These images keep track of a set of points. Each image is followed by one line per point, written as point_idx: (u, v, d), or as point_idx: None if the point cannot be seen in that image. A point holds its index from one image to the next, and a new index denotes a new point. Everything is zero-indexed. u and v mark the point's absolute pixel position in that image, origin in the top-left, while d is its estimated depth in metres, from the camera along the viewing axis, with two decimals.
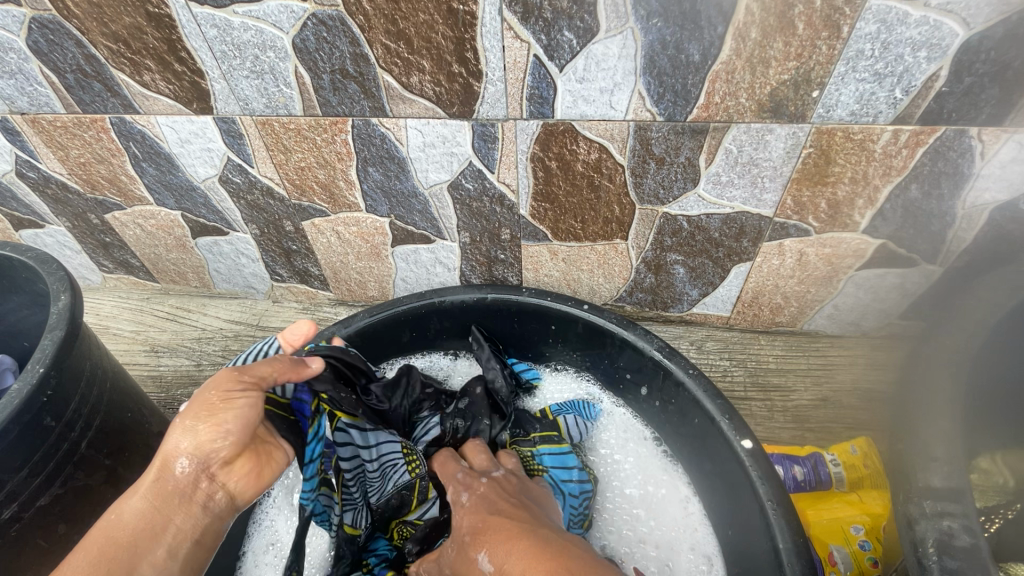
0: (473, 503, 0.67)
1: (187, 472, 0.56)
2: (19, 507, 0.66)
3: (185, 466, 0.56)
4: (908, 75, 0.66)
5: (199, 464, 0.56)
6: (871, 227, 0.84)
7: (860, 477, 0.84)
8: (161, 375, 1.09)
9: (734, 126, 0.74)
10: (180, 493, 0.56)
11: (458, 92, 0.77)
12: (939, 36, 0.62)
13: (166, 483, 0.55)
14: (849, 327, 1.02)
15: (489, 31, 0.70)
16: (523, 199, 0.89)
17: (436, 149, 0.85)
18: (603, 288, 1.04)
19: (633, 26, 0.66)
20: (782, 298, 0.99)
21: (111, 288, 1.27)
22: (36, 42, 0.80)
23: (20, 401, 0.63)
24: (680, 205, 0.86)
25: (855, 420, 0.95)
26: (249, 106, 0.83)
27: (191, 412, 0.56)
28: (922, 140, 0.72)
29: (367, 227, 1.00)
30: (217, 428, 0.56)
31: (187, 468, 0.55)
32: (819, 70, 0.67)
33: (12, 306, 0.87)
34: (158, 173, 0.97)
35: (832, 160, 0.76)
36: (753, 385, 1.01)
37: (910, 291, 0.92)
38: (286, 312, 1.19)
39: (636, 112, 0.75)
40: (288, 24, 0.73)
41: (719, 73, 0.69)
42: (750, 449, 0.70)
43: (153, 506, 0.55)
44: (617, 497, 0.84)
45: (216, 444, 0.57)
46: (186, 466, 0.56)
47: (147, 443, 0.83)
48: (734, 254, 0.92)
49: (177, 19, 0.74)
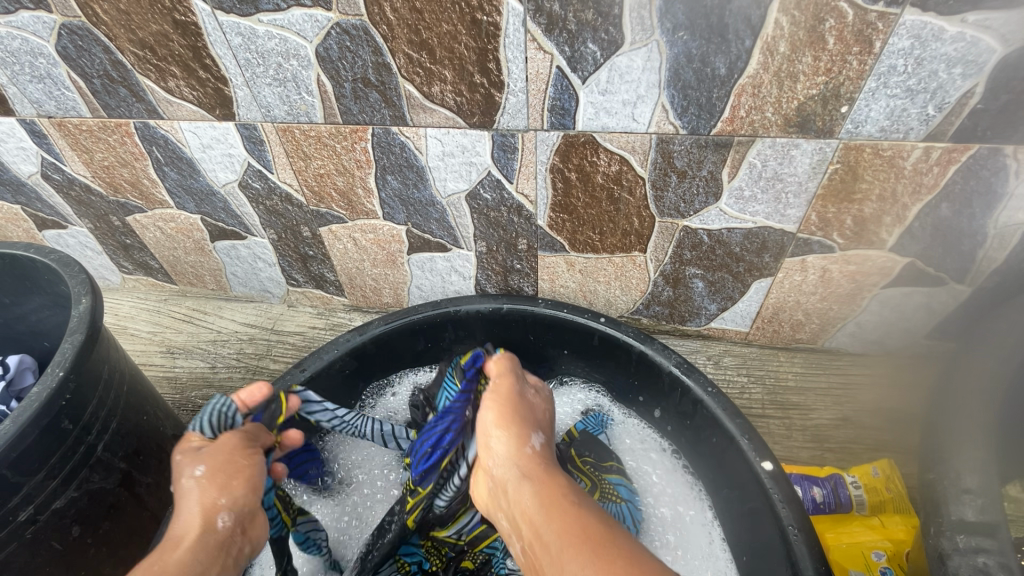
0: (534, 410, 0.71)
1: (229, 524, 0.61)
2: (35, 510, 0.66)
3: (225, 520, 0.61)
4: (941, 91, 0.64)
5: (236, 517, 0.62)
6: (898, 246, 0.82)
7: (882, 500, 0.82)
8: (176, 376, 1.09)
9: (760, 140, 0.73)
10: (221, 545, 0.59)
11: (478, 102, 0.76)
12: (976, 52, 0.61)
13: (207, 535, 0.59)
14: (872, 346, 0.99)
15: (512, 42, 0.69)
16: (541, 210, 0.89)
17: (455, 158, 0.84)
18: (620, 301, 1.03)
19: (659, 39, 0.66)
20: (803, 315, 0.97)
21: (130, 289, 1.29)
22: (65, 47, 0.81)
23: (39, 404, 0.64)
24: (701, 218, 0.85)
25: (878, 441, 0.93)
26: (271, 113, 0.83)
27: (219, 471, 0.64)
28: (955, 158, 0.70)
29: (383, 235, 1.00)
30: (246, 481, 0.65)
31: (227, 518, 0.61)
32: (850, 85, 0.66)
33: (33, 307, 0.88)
34: (179, 178, 0.97)
35: (860, 177, 0.74)
36: (772, 403, 0.99)
37: (937, 311, 0.90)
38: (301, 317, 1.19)
39: (659, 125, 0.74)
40: (313, 33, 0.73)
41: (746, 86, 0.68)
42: (771, 471, 0.68)
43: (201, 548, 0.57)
44: (651, 517, 0.81)
45: (247, 498, 0.64)
46: (225, 520, 0.61)
47: (161, 446, 0.84)
48: (755, 269, 0.90)
49: (202, 27, 0.75)
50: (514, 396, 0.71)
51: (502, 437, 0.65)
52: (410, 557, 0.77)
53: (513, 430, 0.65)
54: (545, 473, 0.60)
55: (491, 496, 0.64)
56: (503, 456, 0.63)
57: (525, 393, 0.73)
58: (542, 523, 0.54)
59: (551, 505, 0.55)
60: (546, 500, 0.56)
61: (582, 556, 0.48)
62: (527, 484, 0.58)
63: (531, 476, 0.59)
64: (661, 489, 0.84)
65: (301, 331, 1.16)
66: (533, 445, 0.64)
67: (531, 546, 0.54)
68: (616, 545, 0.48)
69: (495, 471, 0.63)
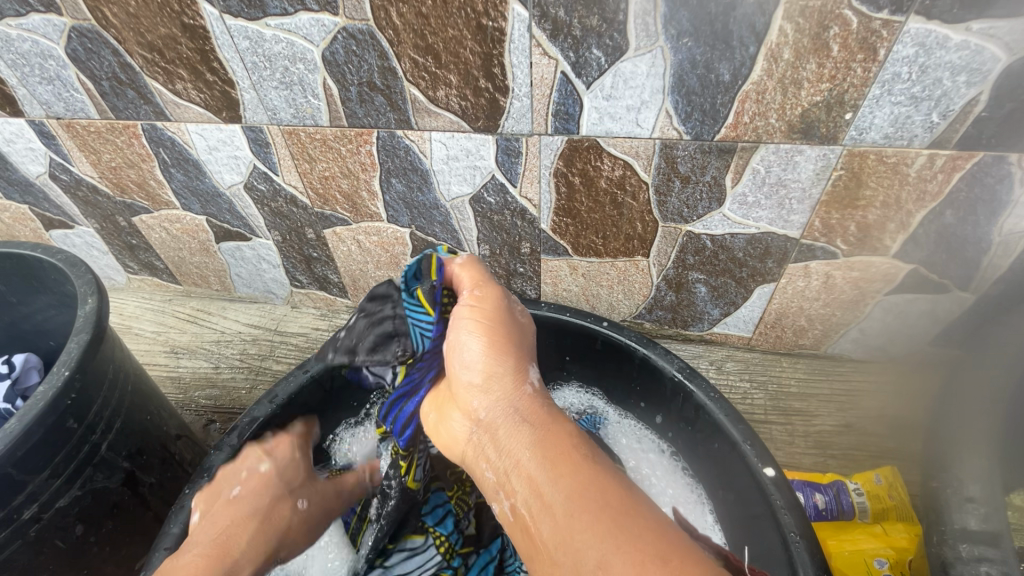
0: (525, 340, 0.61)
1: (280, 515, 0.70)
2: (39, 508, 0.67)
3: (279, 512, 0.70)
4: (946, 99, 0.64)
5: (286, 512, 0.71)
6: (902, 252, 0.81)
7: (883, 508, 0.82)
8: (180, 376, 1.10)
9: (763, 146, 0.73)
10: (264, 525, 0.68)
11: (483, 107, 0.77)
12: (981, 60, 0.61)
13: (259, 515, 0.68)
14: (875, 352, 0.99)
15: (517, 48, 0.69)
16: (544, 214, 0.89)
17: (460, 162, 0.85)
18: (622, 305, 1.03)
19: (663, 45, 0.66)
20: (806, 321, 0.96)
21: (135, 289, 1.29)
22: (75, 50, 0.81)
23: (45, 402, 0.64)
24: (704, 223, 0.85)
25: (881, 448, 0.92)
26: (277, 116, 0.84)
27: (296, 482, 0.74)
28: (959, 165, 0.70)
29: (387, 237, 1.00)
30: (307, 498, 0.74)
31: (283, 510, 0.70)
32: (854, 92, 0.66)
33: (39, 307, 0.89)
34: (186, 179, 0.98)
35: (863, 184, 0.74)
36: (774, 409, 0.98)
37: (941, 318, 0.90)
38: (304, 318, 1.20)
39: (663, 130, 0.74)
40: (319, 37, 0.73)
41: (750, 93, 0.68)
42: (773, 477, 0.68)
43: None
44: None
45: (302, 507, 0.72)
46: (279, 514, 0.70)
47: (165, 446, 0.84)
48: (758, 275, 0.90)
49: (210, 31, 0.75)
50: (499, 318, 0.59)
51: (494, 374, 0.56)
52: (445, 529, 0.75)
53: (502, 369, 0.56)
54: (548, 419, 0.53)
55: (472, 439, 0.56)
56: (498, 400, 0.55)
57: (512, 313, 0.61)
58: (549, 482, 0.47)
59: (562, 468, 0.48)
60: (555, 459, 0.48)
61: (600, 529, 0.43)
62: (527, 433, 0.51)
63: (531, 421, 0.52)
64: (661, 490, 0.84)
65: (305, 332, 1.17)
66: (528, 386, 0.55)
67: (530, 509, 0.47)
68: (643, 524, 0.43)
69: (484, 416, 0.55)
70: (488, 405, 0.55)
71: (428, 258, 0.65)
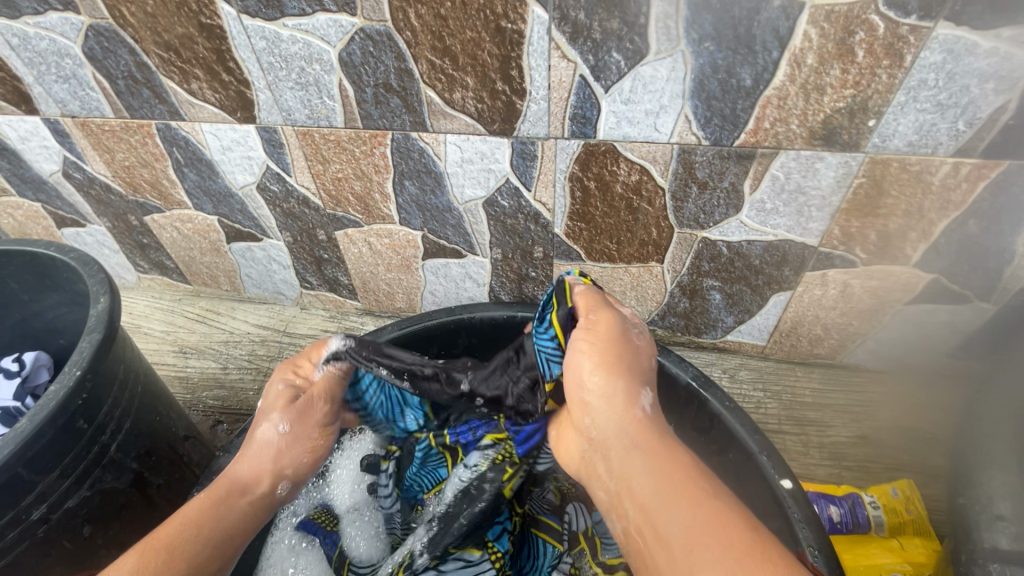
0: (638, 361, 0.58)
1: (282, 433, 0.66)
2: (48, 509, 0.66)
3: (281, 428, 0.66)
4: (973, 106, 0.63)
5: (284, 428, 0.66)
6: (922, 262, 0.80)
7: (900, 523, 0.80)
8: (188, 376, 1.09)
9: (784, 152, 0.72)
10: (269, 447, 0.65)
11: (500, 110, 0.76)
12: (1010, 67, 0.59)
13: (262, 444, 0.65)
14: (893, 362, 0.97)
15: (536, 50, 0.69)
16: (558, 219, 0.88)
17: (474, 165, 0.84)
18: (634, 311, 1.02)
19: (684, 49, 0.65)
20: (822, 330, 0.95)
21: (145, 288, 1.29)
22: (92, 48, 0.81)
23: (55, 402, 0.64)
24: (721, 230, 0.84)
25: (896, 460, 0.91)
26: (292, 117, 0.84)
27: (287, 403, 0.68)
28: (984, 174, 0.69)
29: (399, 240, 1.00)
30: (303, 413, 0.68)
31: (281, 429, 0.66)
32: (878, 99, 0.65)
33: (50, 305, 0.89)
34: (198, 179, 0.98)
35: (885, 192, 0.73)
36: (788, 418, 0.97)
37: (961, 329, 0.88)
38: (313, 320, 1.19)
39: (682, 135, 0.73)
40: (336, 38, 0.73)
41: (772, 98, 0.67)
42: (790, 489, 0.66)
43: (249, 501, 0.60)
44: None
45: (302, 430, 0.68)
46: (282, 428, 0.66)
47: (173, 447, 0.83)
48: (774, 283, 0.89)
49: (227, 31, 0.75)
50: (617, 343, 0.59)
51: (604, 395, 0.55)
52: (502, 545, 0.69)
53: (619, 389, 0.55)
54: (660, 444, 0.50)
55: (584, 457, 0.56)
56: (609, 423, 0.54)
57: (626, 336, 0.60)
58: (671, 505, 0.46)
59: (676, 498, 0.46)
60: (669, 490, 0.46)
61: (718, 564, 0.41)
62: (638, 458, 0.50)
63: (642, 447, 0.51)
64: None
65: (313, 334, 1.16)
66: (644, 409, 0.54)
67: (642, 535, 0.47)
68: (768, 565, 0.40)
69: (595, 435, 0.55)
70: (599, 427, 0.54)
71: (551, 295, 0.67)
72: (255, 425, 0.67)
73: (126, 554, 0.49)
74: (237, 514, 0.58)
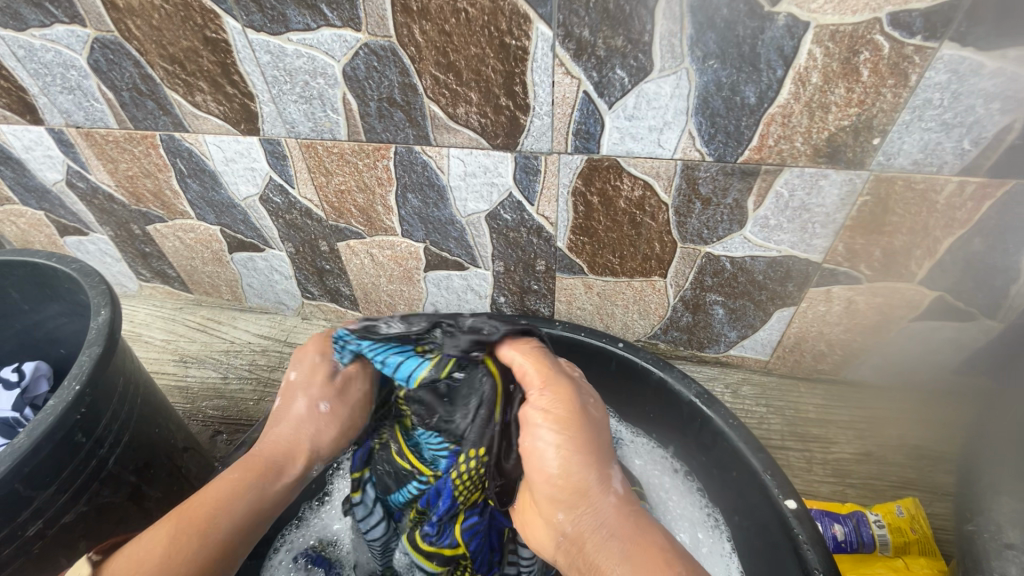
0: (602, 434, 0.55)
1: (323, 412, 0.63)
2: (44, 525, 0.66)
3: (322, 407, 0.64)
4: (978, 126, 0.63)
5: (324, 404, 0.64)
6: (928, 279, 0.80)
7: (905, 542, 0.79)
8: (188, 386, 1.09)
9: (787, 169, 0.72)
10: (307, 427, 0.63)
11: (503, 125, 0.76)
12: (1015, 88, 0.59)
13: (301, 423, 0.63)
14: (896, 379, 0.96)
15: (540, 66, 0.69)
16: (561, 232, 0.88)
17: (477, 178, 0.84)
18: (637, 325, 1.01)
19: (688, 67, 0.65)
20: (826, 346, 0.94)
21: (146, 296, 1.29)
22: (97, 60, 0.82)
23: (54, 417, 0.63)
24: (724, 245, 0.83)
25: (902, 478, 0.90)
26: (296, 130, 0.84)
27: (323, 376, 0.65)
28: (989, 193, 0.68)
29: (401, 251, 1.00)
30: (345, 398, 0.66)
31: (323, 411, 0.63)
32: (883, 117, 0.65)
33: (51, 315, 0.88)
34: (201, 189, 0.98)
35: (889, 210, 0.73)
36: (791, 434, 0.96)
37: (966, 346, 0.87)
38: (315, 330, 1.19)
39: (685, 151, 0.73)
40: (341, 53, 0.73)
41: (776, 116, 0.67)
42: (795, 510, 0.65)
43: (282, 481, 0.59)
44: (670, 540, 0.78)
45: (339, 413, 0.65)
46: (323, 407, 0.64)
47: (171, 461, 0.83)
48: (778, 298, 0.89)
49: (233, 44, 0.75)
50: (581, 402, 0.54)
51: (573, 461, 0.51)
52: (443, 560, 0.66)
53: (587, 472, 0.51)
54: (636, 533, 0.49)
55: (560, 551, 0.52)
56: (587, 508, 0.50)
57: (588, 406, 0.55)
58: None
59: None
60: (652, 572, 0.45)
61: None
62: (615, 551, 0.48)
63: (618, 538, 0.49)
64: (679, 513, 0.81)
65: None
66: (615, 493, 0.51)
67: None
68: None
69: (566, 523, 0.51)
70: (575, 514, 0.50)
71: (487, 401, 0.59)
72: (292, 396, 0.64)
73: (164, 531, 0.50)
74: (266, 494, 0.57)
